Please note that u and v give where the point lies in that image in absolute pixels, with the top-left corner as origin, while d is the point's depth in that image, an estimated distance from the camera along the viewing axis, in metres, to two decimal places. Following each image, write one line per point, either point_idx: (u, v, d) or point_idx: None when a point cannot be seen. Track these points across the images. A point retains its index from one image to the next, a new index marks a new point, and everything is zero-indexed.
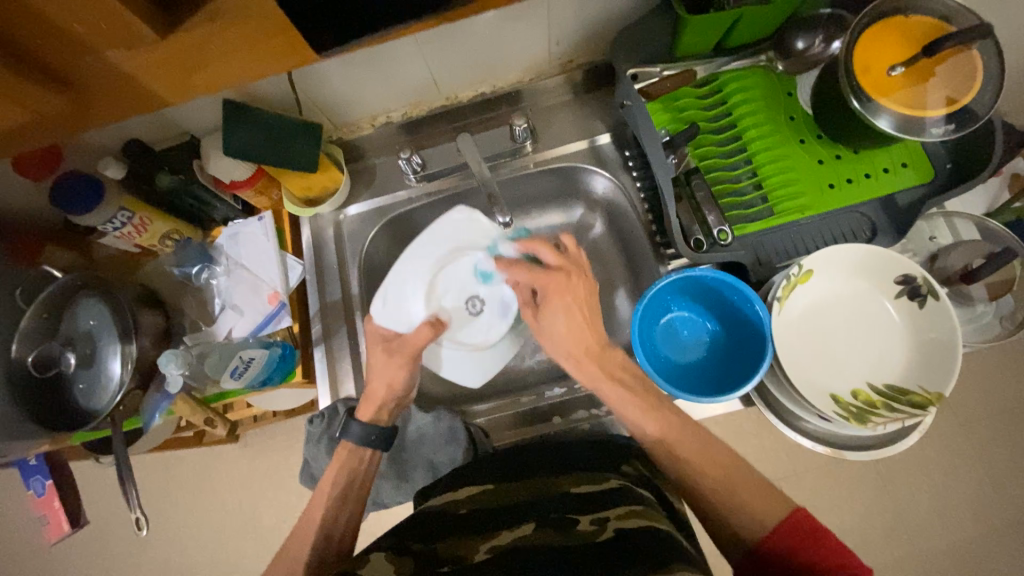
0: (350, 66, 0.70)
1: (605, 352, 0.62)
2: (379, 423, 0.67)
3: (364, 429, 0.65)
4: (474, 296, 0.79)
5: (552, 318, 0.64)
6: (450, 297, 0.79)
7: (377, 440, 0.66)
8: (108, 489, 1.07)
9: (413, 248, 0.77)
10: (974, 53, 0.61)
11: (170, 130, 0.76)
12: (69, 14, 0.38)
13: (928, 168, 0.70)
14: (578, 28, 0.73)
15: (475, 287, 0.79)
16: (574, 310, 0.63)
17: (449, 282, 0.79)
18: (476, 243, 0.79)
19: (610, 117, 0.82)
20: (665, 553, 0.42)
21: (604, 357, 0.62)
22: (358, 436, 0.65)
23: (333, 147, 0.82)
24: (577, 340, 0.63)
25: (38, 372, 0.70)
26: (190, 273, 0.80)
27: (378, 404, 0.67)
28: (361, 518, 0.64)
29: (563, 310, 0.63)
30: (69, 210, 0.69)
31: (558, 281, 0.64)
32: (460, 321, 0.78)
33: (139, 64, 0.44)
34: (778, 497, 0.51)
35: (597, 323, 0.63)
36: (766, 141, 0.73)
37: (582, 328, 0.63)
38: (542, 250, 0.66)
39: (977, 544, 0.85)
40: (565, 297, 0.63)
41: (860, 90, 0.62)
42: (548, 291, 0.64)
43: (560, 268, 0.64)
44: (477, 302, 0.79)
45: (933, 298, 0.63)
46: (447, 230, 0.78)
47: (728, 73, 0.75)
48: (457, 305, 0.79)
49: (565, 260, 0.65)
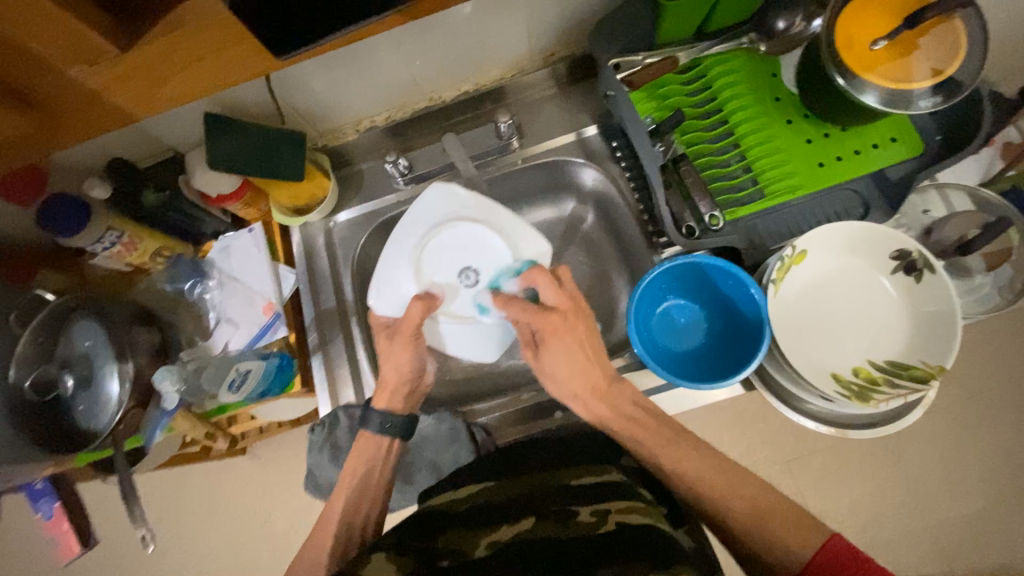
0: (330, 72, 0.69)
1: (612, 388, 0.63)
2: (398, 411, 0.68)
3: (383, 417, 0.66)
4: (468, 267, 0.75)
5: (552, 359, 0.65)
6: (442, 273, 0.75)
7: (394, 428, 0.66)
8: (116, 509, 1.08)
9: (398, 233, 0.75)
10: (957, 22, 0.61)
11: (153, 145, 0.75)
12: (27, 33, 0.37)
13: (917, 140, 0.70)
14: (557, 19, 0.72)
15: (468, 258, 0.75)
16: (575, 347, 0.64)
17: (438, 257, 0.75)
18: (464, 216, 0.75)
19: (595, 108, 0.81)
20: (666, 553, 0.42)
21: (613, 395, 0.63)
22: (376, 425, 0.66)
23: (319, 155, 0.81)
24: (584, 377, 0.64)
25: (37, 396, 0.70)
26: (185, 289, 0.81)
27: (397, 389, 0.68)
28: (383, 509, 0.65)
29: (563, 350, 0.64)
30: (59, 232, 0.68)
31: (558, 322, 0.65)
32: (456, 295, 0.75)
33: (102, 81, 0.44)
34: None
35: (601, 358, 0.64)
36: (753, 123, 0.72)
37: (587, 365, 0.64)
38: (541, 287, 0.66)
39: (987, 517, 0.85)
40: (568, 336, 0.64)
41: (844, 66, 0.61)
42: (547, 334, 0.65)
43: (562, 306, 0.65)
44: (472, 273, 0.75)
45: (930, 271, 0.62)
46: (432, 212, 0.75)
47: (710, 58, 0.74)
48: (451, 279, 0.75)
49: (565, 297, 0.65)
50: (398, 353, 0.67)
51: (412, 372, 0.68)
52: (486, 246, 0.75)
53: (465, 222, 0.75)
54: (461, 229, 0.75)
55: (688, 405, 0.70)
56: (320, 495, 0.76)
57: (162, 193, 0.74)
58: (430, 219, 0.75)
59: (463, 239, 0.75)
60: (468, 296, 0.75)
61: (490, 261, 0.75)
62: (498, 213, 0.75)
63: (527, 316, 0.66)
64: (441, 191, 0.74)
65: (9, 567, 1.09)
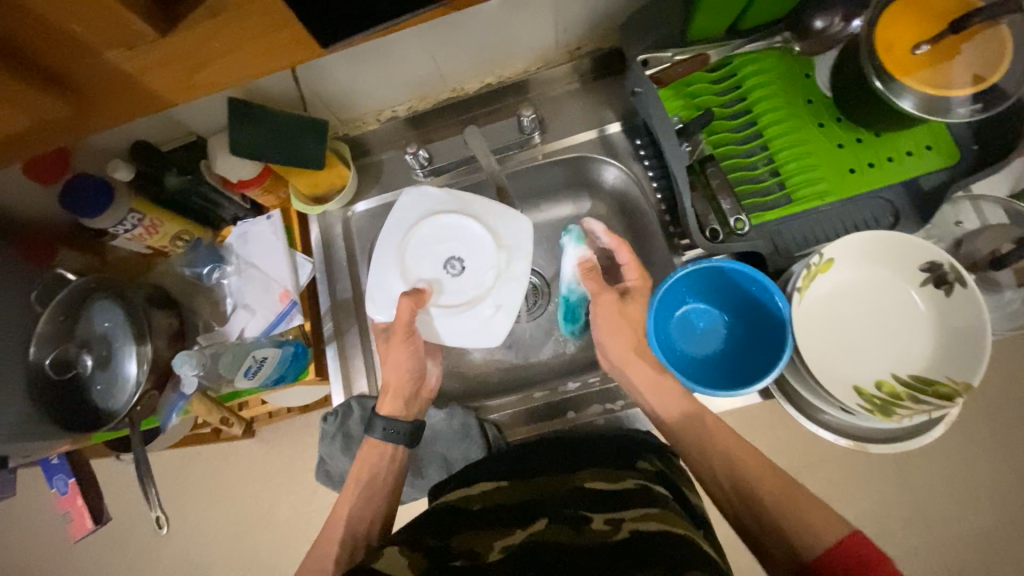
0: (354, 60, 0.68)
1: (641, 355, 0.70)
2: (399, 417, 0.68)
3: (386, 423, 0.66)
4: (451, 257, 0.74)
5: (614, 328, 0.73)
6: (429, 267, 0.74)
7: (397, 434, 0.66)
8: (127, 485, 1.09)
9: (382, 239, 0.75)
10: (1003, 29, 0.58)
11: (175, 129, 0.75)
12: (68, 14, 0.37)
13: (953, 149, 0.67)
14: (584, 14, 0.71)
15: (451, 247, 0.74)
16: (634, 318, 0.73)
17: (421, 254, 0.74)
18: (437, 212, 0.75)
19: (619, 105, 0.80)
20: (677, 557, 0.41)
21: (631, 373, 0.70)
22: (380, 432, 0.66)
23: (339, 143, 0.81)
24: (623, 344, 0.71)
25: (56, 373, 0.71)
26: (203, 274, 0.81)
27: (398, 395, 0.69)
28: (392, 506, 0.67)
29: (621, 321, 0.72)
30: (81, 213, 0.69)
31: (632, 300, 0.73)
32: (446, 286, 0.74)
33: (138, 66, 0.43)
34: None
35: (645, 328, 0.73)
36: (783, 126, 0.70)
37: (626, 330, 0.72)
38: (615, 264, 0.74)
39: (1000, 535, 0.84)
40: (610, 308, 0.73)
41: (882, 70, 0.60)
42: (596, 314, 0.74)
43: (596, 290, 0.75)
44: (457, 262, 0.74)
45: (961, 285, 0.61)
46: (408, 215, 0.75)
47: (743, 56, 0.72)
48: (438, 271, 0.74)
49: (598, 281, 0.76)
50: (397, 352, 0.70)
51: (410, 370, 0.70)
52: (467, 234, 0.74)
53: (447, 219, 0.74)
54: (444, 225, 0.75)
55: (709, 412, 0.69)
56: (330, 484, 0.77)
57: (185, 176, 0.74)
58: (407, 222, 0.75)
59: (443, 233, 0.75)
60: (455, 286, 0.74)
61: (478, 249, 0.74)
62: (471, 202, 0.75)
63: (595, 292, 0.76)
64: (415, 194, 0.75)
65: (23, 537, 1.11)
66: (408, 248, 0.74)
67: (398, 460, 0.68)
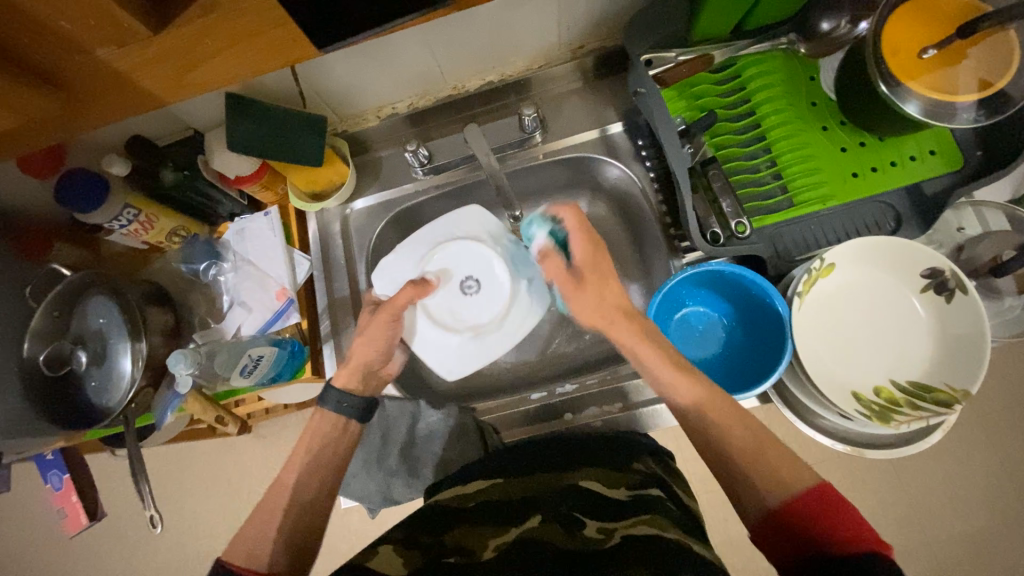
0: (355, 57, 0.68)
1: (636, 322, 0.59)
2: (354, 392, 0.65)
3: (340, 396, 0.63)
4: (464, 281, 0.75)
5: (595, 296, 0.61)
6: (459, 307, 0.75)
7: (351, 408, 0.63)
8: (123, 481, 1.09)
9: (405, 337, 0.73)
10: (1011, 34, 0.58)
11: (172, 124, 0.74)
12: (58, 10, 0.36)
13: (957, 155, 0.67)
14: (587, 13, 0.70)
15: (460, 274, 0.75)
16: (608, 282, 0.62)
17: (448, 305, 0.75)
18: (426, 257, 0.75)
19: (622, 105, 0.79)
20: (667, 558, 0.40)
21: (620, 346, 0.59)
22: (333, 404, 0.63)
23: (339, 141, 0.80)
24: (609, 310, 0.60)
25: (49, 369, 0.70)
26: (200, 270, 0.81)
27: (356, 369, 0.66)
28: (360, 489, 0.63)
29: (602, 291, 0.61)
30: (75, 207, 0.68)
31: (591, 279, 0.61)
32: (480, 308, 0.75)
33: (130, 63, 0.43)
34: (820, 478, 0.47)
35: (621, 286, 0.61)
36: (786, 128, 0.70)
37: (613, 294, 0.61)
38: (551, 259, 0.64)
39: (994, 541, 0.84)
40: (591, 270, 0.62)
41: (888, 74, 0.59)
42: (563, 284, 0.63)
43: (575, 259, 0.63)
44: (469, 281, 0.75)
45: (962, 292, 0.60)
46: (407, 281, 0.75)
47: (746, 58, 0.71)
48: (468, 300, 0.75)
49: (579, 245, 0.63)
50: (375, 330, 0.67)
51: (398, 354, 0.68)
52: (464, 252, 0.75)
53: (436, 266, 0.75)
54: (440, 271, 0.75)
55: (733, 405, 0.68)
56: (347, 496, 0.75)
57: (180, 172, 0.72)
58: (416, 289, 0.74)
59: (449, 269, 0.75)
60: (480, 305, 0.75)
61: (479, 261, 0.76)
62: (436, 229, 0.76)
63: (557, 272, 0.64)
64: (382, 279, 0.75)
65: (18, 532, 1.11)
66: (432, 314, 0.74)
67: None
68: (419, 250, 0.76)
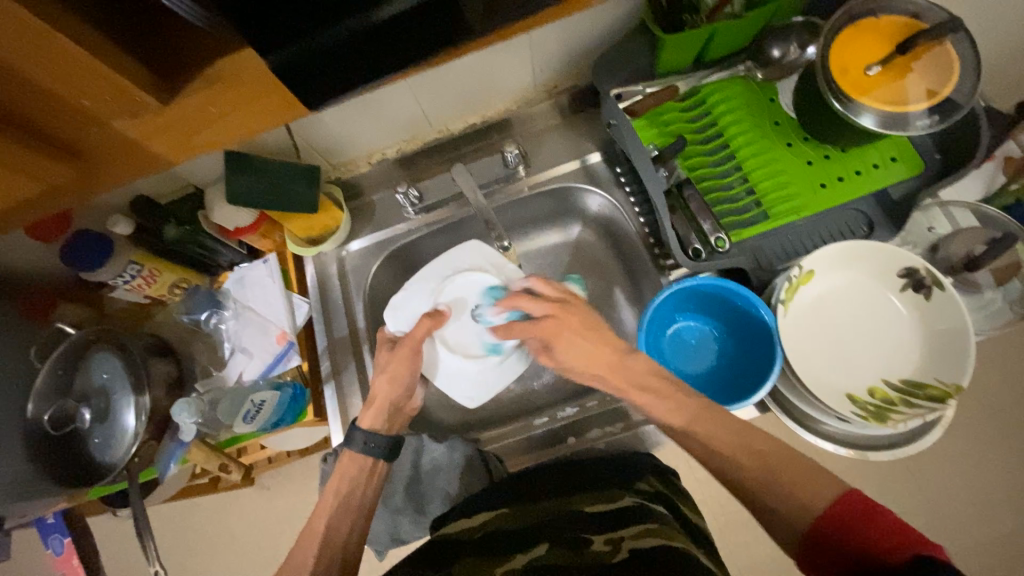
0: (346, 110, 0.73)
1: (626, 360, 0.61)
2: (380, 432, 0.66)
3: (367, 437, 0.64)
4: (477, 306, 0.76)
5: (569, 349, 0.63)
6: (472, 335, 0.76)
7: (377, 448, 0.64)
8: (123, 543, 1.06)
9: (424, 373, 0.75)
10: (948, 47, 0.63)
11: (174, 182, 0.78)
12: (77, 90, 0.40)
13: (917, 158, 0.71)
14: (558, 56, 0.75)
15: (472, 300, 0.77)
16: (584, 329, 0.63)
17: (463, 333, 0.76)
18: (439, 290, 0.78)
19: (598, 136, 0.84)
20: (675, 571, 0.41)
21: (607, 383, 0.60)
22: (360, 445, 0.64)
23: (333, 187, 0.84)
24: (599, 357, 0.62)
25: (55, 430, 0.71)
26: (201, 320, 0.82)
27: (382, 408, 0.67)
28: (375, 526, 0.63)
29: (573, 344, 0.63)
30: (81, 266, 0.71)
31: (553, 325, 0.64)
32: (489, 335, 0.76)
33: (142, 131, 0.46)
34: (818, 477, 0.47)
35: (604, 330, 0.63)
36: (754, 147, 0.74)
37: (597, 344, 0.62)
38: (525, 305, 0.67)
39: (1017, 540, 0.82)
40: (570, 330, 0.63)
41: (840, 92, 0.63)
42: (552, 338, 0.64)
43: (550, 312, 0.65)
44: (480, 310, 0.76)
45: (939, 289, 0.63)
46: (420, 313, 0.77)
47: (709, 86, 0.76)
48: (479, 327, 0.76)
49: (549, 302, 0.66)
50: (397, 366, 0.68)
51: (404, 391, 0.68)
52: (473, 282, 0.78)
53: (448, 296, 0.77)
54: (452, 301, 0.77)
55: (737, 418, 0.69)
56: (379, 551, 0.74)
57: (184, 227, 0.75)
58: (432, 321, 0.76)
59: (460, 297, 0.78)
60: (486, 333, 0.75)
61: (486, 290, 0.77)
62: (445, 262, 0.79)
63: (528, 334, 0.66)
64: (392, 316, 0.77)
65: None
66: (448, 343, 0.76)
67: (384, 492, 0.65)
68: (433, 283, 0.78)
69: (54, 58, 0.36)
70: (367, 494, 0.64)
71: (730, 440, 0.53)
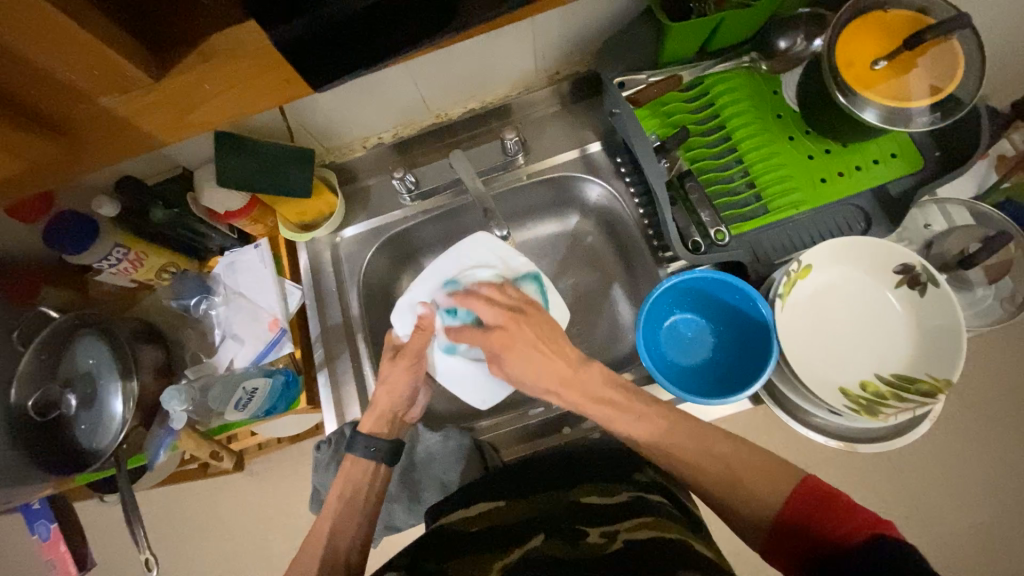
0: (343, 93, 0.71)
1: (580, 373, 0.59)
2: (382, 437, 0.66)
3: (366, 441, 0.64)
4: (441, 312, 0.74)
5: (519, 367, 0.61)
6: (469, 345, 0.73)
7: (367, 447, 0.64)
8: (111, 529, 1.05)
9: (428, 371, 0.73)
10: (954, 42, 0.62)
11: (161, 163, 0.75)
12: (64, 65, 0.38)
13: (917, 156, 0.71)
14: (560, 41, 0.74)
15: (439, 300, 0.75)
16: (536, 346, 0.61)
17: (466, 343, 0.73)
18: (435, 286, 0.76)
19: (599, 125, 0.83)
20: (675, 561, 0.41)
21: (582, 379, 0.59)
22: (361, 450, 0.64)
23: (327, 172, 0.81)
24: (552, 372, 0.59)
25: (38, 415, 0.68)
26: (190, 305, 0.80)
27: (386, 421, 0.67)
28: (368, 515, 0.62)
29: (526, 360, 0.61)
30: (65, 249, 0.69)
31: (504, 336, 0.62)
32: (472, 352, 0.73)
33: (133, 108, 0.44)
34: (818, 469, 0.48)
35: (562, 345, 0.61)
36: (756, 139, 0.73)
37: (550, 358, 0.60)
38: (478, 308, 0.65)
39: (994, 530, 0.85)
40: (522, 342, 0.61)
41: (844, 86, 0.63)
42: (502, 350, 0.62)
43: (501, 321, 0.63)
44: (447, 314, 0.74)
45: (934, 285, 0.63)
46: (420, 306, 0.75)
47: (713, 76, 0.75)
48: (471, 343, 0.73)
49: (502, 309, 0.64)
50: (397, 376, 0.68)
51: (403, 397, 0.68)
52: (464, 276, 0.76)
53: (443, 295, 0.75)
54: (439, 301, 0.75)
55: (729, 411, 0.70)
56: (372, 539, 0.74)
57: (171, 210, 0.74)
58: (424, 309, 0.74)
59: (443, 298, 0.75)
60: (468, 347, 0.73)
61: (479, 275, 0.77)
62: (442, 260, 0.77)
63: (476, 341, 0.65)
64: (398, 319, 0.74)
65: None
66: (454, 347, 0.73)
67: (378, 481, 0.65)
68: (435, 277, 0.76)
69: (39, 29, 0.34)
70: (361, 483, 0.64)
71: (727, 436, 0.53)
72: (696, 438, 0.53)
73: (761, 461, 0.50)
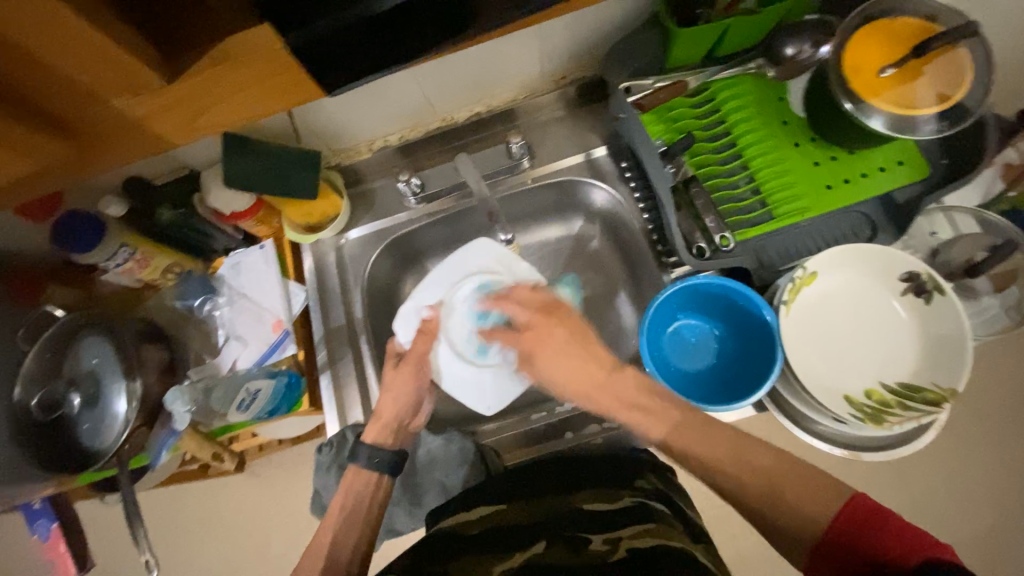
0: (350, 96, 0.71)
1: (614, 377, 0.59)
2: (386, 447, 0.66)
3: (372, 451, 0.64)
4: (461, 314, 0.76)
5: (550, 367, 0.61)
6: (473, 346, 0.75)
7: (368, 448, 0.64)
8: (111, 528, 1.04)
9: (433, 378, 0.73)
10: (961, 51, 0.62)
11: (168, 163, 0.76)
12: (76, 65, 0.38)
13: (924, 163, 0.70)
14: (567, 45, 0.74)
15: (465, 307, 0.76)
16: (568, 347, 0.61)
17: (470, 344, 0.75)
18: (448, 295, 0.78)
19: (604, 129, 0.83)
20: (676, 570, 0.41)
21: (614, 384, 0.59)
22: (365, 459, 0.64)
23: (332, 173, 0.81)
24: (584, 375, 0.60)
25: (42, 414, 0.68)
26: (194, 306, 0.80)
27: (391, 425, 0.67)
28: (369, 517, 0.62)
29: (556, 360, 0.61)
30: (72, 248, 0.69)
31: (535, 336, 0.63)
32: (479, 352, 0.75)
33: (143, 111, 0.44)
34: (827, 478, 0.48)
35: (596, 346, 0.61)
36: (761, 145, 0.73)
37: (584, 359, 0.60)
38: (508, 306, 0.66)
39: (999, 541, 0.84)
40: (555, 342, 0.61)
41: (851, 93, 0.63)
42: (534, 350, 0.63)
43: (533, 321, 0.64)
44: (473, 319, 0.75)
45: (940, 293, 0.63)
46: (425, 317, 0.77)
47: (719, 82, 0.75)
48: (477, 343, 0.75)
49: (534, 309, 0.65)
50: (403, 381, 0.68)
51: (409, 403, 0.68)
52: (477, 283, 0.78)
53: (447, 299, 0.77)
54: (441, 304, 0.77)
55: (731, 418, 0.70)
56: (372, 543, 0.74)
57: (178, 211, 0.74)
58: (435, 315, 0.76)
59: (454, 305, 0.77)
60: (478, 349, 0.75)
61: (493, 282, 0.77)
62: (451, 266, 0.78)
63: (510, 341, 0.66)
64: (402, 326, 0.76)
65: None
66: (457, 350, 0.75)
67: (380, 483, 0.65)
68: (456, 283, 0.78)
69: (53, 28, 0.34)
70: (364, 485, 0.63)
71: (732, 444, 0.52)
72: (701, 445, 0.53)
73: (768, 470, 0.49)
